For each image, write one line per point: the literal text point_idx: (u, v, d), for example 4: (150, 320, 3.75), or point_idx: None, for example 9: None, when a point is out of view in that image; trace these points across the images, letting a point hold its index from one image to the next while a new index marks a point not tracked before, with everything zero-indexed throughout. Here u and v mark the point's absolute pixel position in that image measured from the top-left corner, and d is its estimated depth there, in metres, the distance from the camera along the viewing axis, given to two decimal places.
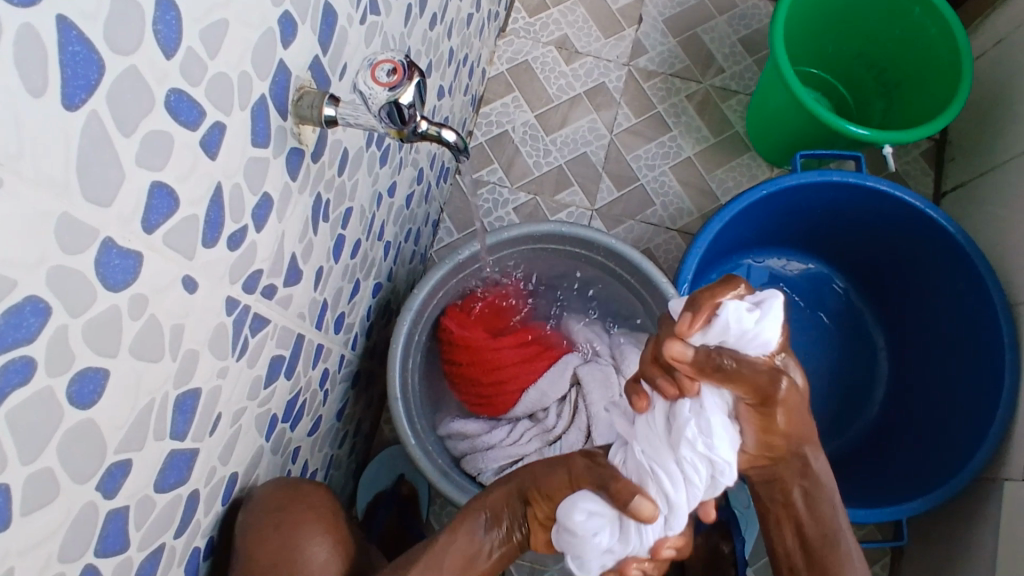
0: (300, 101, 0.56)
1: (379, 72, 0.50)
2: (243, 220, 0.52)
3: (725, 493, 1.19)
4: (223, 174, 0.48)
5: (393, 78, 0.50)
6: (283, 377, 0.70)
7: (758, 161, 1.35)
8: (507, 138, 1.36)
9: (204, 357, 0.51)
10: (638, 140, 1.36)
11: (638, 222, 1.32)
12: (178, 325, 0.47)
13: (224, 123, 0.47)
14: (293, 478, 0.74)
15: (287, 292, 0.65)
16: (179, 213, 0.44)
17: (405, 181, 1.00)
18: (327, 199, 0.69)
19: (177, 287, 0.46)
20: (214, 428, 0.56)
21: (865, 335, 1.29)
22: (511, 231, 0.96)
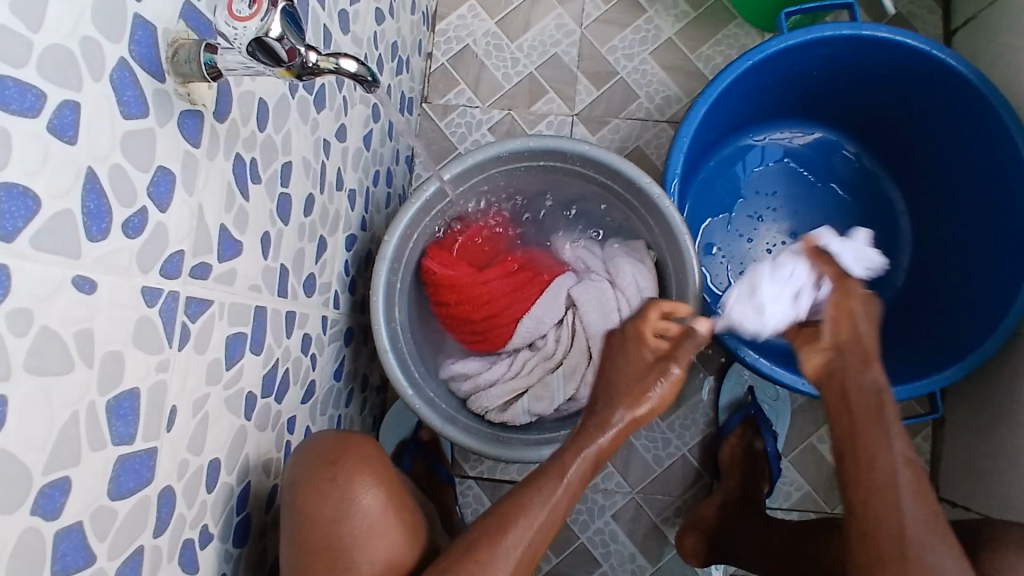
0: (176, 56, 0.49)
1: (236, 6, 0.44)
2: (138, 203, 0.47)
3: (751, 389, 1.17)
4: (94, 158, 0.43)
5: (254, 7, 0.44)
6: (250, 354, 0.66)
7: (746, 28, 1.23)
8: (470, 53, 1.25)
9: (133, 355, 0.48)
10: (612, 29, 1.24)
11: (623, 120, 1.23)
12: (84, 330, 0.43)
13: (78, 101, 0.41)
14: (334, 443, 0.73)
15: (227, 267, 0.60)
16: (46, 211, 0.39)
17: (358, 122, 0.93)
18: (252, 159, 0.63)
19: (68, 290, 0.41)
20: (172, 423, 0.54)
21: (883, 201, 1.20)
22: (477, 156, 0.89)
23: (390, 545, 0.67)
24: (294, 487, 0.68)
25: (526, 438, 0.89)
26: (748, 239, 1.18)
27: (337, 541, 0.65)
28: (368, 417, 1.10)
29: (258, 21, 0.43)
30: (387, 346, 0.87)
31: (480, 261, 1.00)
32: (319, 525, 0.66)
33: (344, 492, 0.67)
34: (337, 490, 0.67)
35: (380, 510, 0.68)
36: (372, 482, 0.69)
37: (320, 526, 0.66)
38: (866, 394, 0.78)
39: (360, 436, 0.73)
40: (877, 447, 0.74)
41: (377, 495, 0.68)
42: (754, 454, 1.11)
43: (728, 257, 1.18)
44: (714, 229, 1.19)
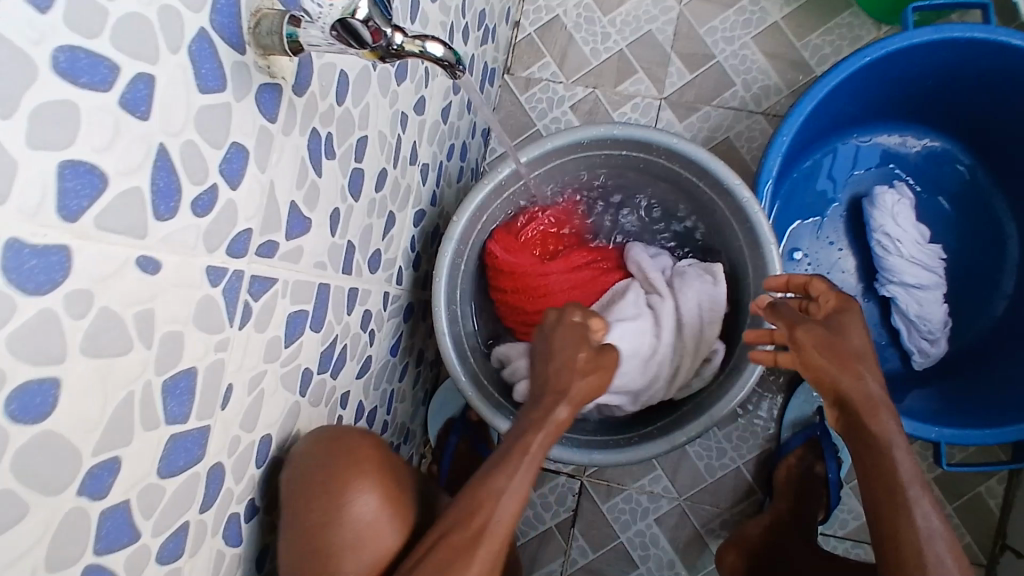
0: (258, 28, 0.46)
1: None
2: (210, 180, 0.45)
3: (819, 408, 1.09)
4: (166, 134, 0.41)
5: None
6: (310, 331, 0.65)
7: (862, 18, 1.12)
8: (558, 24, 1.19)
9: (192, 335, 0.47)
10: (713, 9, 1.16)
11: (715, 108, 1.15)
12: (145, 311, 0.42)
13: (152, 74, 0.39)
14: (326, 429, 0.68)
15: (294, 245, 0.59)
16: (113, 190, 0.38)
17: (436, 94, 0.89)
18: (327, 134, 0.61)
19: (131, 270, 0.40)
20: (227, 400, 0.53)
21: (994, 221, 1.07)
22: (555, 140, 0.84)
23: (377, 551, 0.65)
24: (286, 483, 0.62)
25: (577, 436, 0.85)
26: (838, 248, 1.10)
27: (328, 545, 0.62)
28: (420, 391, 1.10)
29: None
30: (445, 330, 0.84)
31: (548, 250, 0.97)
32: (305, 533, 0.62)
33: (340, 494, 0.64)
34: (332, 491, 0.64)
35: (367, 514, 0.65)
36: (372, 484, 0.66)
37: (311, 529, 0.62)
38: (882, 454, 0.69)
39: (342, 430, 0.68)
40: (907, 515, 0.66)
41: (376, 499, 0.65)
42: (812, 478, 1.05)
43: (814, 264, 1.11)
44: (802, 232, 1.11)
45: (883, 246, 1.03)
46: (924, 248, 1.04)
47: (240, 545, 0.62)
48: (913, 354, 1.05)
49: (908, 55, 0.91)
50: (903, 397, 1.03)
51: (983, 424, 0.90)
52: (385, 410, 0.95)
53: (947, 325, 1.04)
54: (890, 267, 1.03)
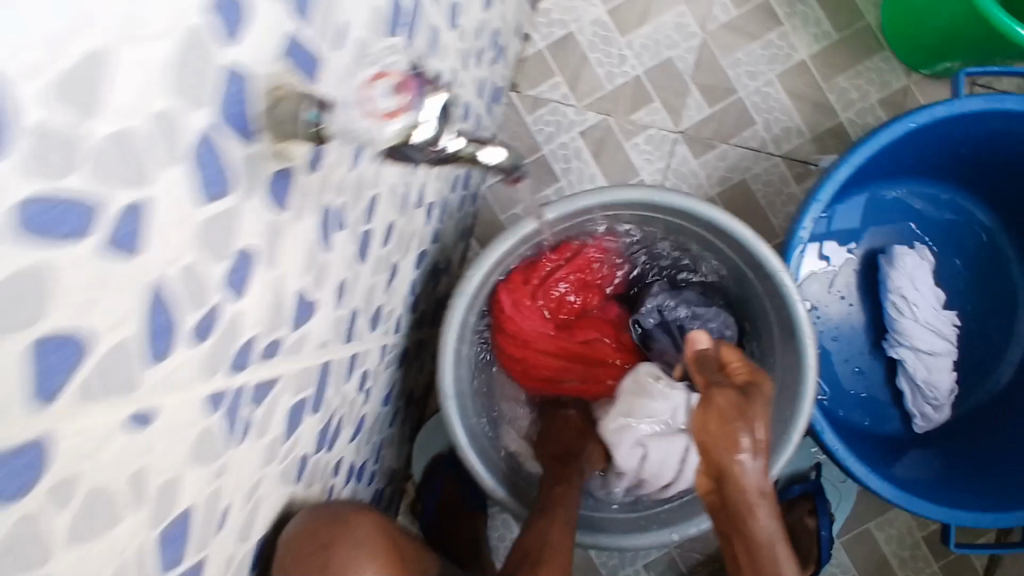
0: (275, 111, 0.38)
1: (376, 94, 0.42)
2: (211, 300, 0.38)
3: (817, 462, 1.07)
4: (165, 266, 0.33)
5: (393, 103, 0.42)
6: (309, 417, 0.59)
7: (893, 63, 1.07)
8: (573, 41, 1.11)
9: (188, 475, 0.40)
10: (738, 40, 1.09)
11: (733, 146, 1.09)
12: (140, 470, 0.36)
13: (151, 199, 0.30)
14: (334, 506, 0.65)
15: (299, 334, 0.52)
16: (101, 350, 0.30)
17: (447, 127, 0.81)
18: (343, 203, 0.53)
19: (123, 432, 0.33)
20: (224, 520, 0.48)
21: (1010, 285, 1.05)
22: (589, 199, 0.78)
23: None
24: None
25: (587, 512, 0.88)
26: (849, 303, 1.07)
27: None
28: (408, 429, 1.04)
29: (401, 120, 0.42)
30: (451, 391, 0.78)
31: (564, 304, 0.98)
32: None
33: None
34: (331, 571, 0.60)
35: None
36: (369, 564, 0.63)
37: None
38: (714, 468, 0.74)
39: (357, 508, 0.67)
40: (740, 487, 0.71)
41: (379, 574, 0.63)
42: (802, 530, 1.04)
43: (824, 318, 1.07)
44: (812, 284, 1.07)
45: (899, 308, 1.00)
46: (939, 315, 1.01)
47: None
48: (914, 417, 1.03)
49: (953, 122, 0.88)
50: (898, 461, 1.02)
51: (984, 506, 0.89)
52: (375, 460, 0.89)
53: (952, 392, 1.02)
54: (903, 331, 1.00)
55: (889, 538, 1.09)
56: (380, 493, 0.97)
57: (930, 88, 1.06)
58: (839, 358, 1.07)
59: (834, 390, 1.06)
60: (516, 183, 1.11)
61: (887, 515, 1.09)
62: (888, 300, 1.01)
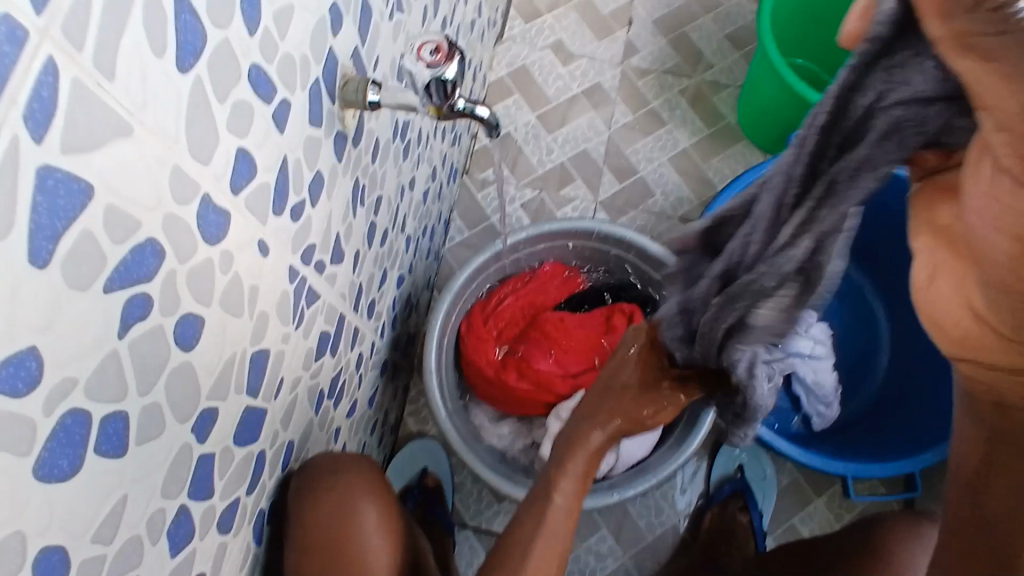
0: (346, 87, 0.60)
1: (423, 53, 0.56)
2: (302, 194, 0.56)
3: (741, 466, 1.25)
4: (289, 148, 0.52)
5: (435, 58, 0.56)
6: (329, 355, 0.74)
7: (749, 149, 1.42)
8: (511, 138, 1.41)
9: (274, 320, 0.55)
10: (636, 135, 1.42)
11: (641, 212, 1.38)
12: (254, 284, 0.50)
13: (290, 101, 0.51)
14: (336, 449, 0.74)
15: (333, 271, 0.69)
16: (256, 179, 0.48)
17: (422, 177, 1.05)
18: (364, 184, 0.74)
19: (253, 248, 0.49)
20: (278, 391, 0.60)
21: (864, 306, 1.34)
22: (546, 226, 1.04)
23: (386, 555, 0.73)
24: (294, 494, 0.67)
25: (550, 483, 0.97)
26: None
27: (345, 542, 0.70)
28: (383, 453, 1.14)
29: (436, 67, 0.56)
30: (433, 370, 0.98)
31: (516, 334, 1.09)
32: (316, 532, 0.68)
33: (350, 500, 0.71)
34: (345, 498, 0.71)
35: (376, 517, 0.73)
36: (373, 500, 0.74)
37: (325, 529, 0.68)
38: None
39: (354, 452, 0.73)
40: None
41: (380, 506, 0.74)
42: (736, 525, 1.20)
43: None
44: None
45: None
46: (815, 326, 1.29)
47: (258, 547, 0.65)
48: (812, 417, 1.27)
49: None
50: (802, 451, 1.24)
51: (865, 460, 1.11)
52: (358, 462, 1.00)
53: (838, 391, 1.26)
54: None
55: (813, 530, 1.23)
56: None
57: None
58: None
59: None
60: (470, 246, 1.35)
61: (808, 509, 1.24)
62: None
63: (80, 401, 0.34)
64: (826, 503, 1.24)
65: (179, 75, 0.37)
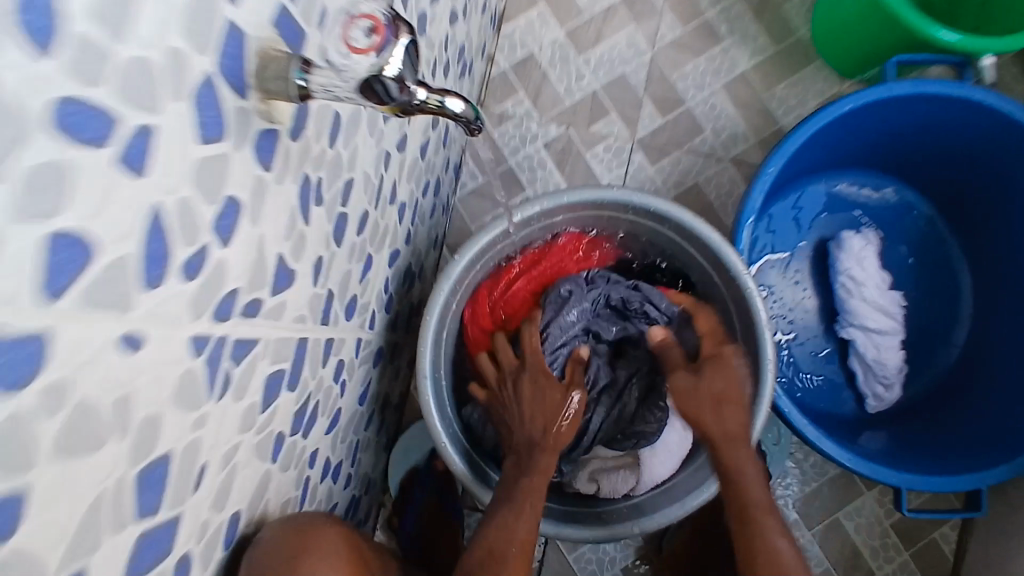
0: (265, 71, 0.41)
1: (354, 31, 0.44)
2: (201, 240, 0.40)
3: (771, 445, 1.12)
4: (160, 192, 0.35)
5: (374, 39, 0.44)
6: (286, 391, 0.60)
7: (823, 74, 1.16)
8: (533, 61, 1.18)
9: (173, 415, 0.41)
10: (685, 55, 1.17)
11: (686, 153, 1.16)
12: (128, 394, 0.36)
13: (152, 126, 0.33)
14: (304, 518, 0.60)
15: (278, 300, 0.54)
16: (99, 260, 0.32)
17: (416, 131, 0.86)
18: (318, 179, 0.56)
19: (113, 351, 0.34)
20: (200, 481, 0.46)
21: (947, 269, 1.12)
22: (566, 196, 0.84)
23: None
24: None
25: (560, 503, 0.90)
26: (803, 288, 1.13)
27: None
28: (383, 437, 1.04)
29: (372, 58, 0.44)
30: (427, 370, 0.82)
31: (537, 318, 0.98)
32: None
33: None
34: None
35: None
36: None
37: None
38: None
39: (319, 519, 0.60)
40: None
41: None
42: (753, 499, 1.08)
43: (779, 302, 1.13)
44: (769, 273, 1.13)
45: (847, 289, 1.07)
46: (885, 295, 1.07)
47: None
48: (868, 398, 1.09)
49: (882, 108, 0.96)
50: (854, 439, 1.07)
51: (931, 470, 0.93)
52: (351, 462, 0.90)
53: (902, 372, 1.08)
54: (852, 310, 1.06)
55: (858, 527, 1.11)
56: (354, 500, 0.96)
57: None
58: (796, 341, 1.13)
59: (793, 372, 1.12)
60: (484, 195, 1.16)
61: (856, 503, 1.11)
62: (838, 281, 1.08)
63: None
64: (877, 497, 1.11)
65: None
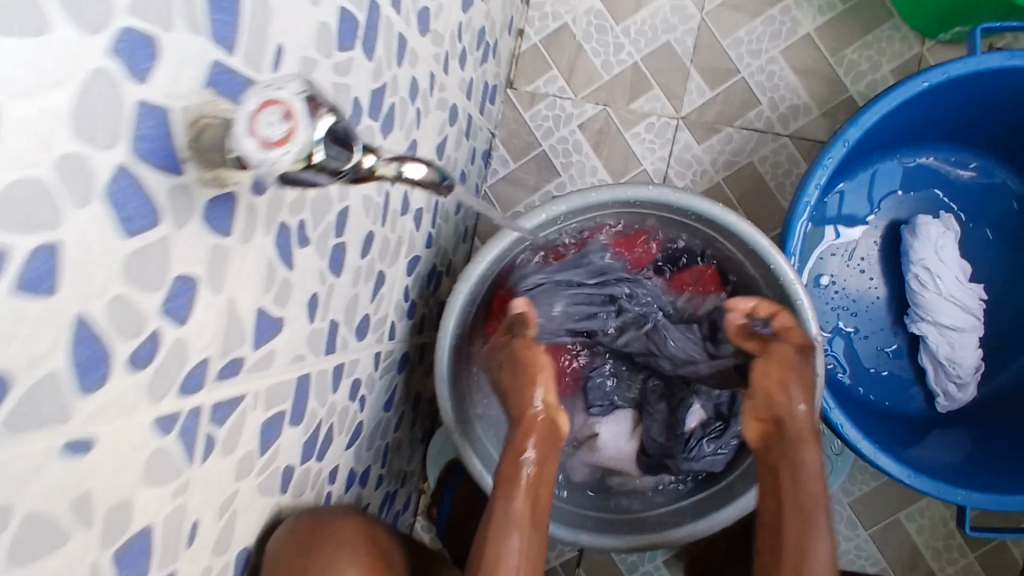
0: (199, 141, 0.38)
1: (265, 123, 0.33)
2: (150, 327, 0.39)
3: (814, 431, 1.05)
4: (85, 300, 0.34)
5: (286, 129, 0.34)
6: (289, 429, 0.60)
7: (903, 30, 1.02)
8: (568, 33, 1.09)
9: (143, 495, 0.42)
10: (738, 17, 1.05)
11: (738, 129, 1.05)
12: (79, 496, 0.36)
13: (58, 242, 0.31)
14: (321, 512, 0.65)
15: (265, 351, 0.53)
16: (17, 389, 0.31)
17: (429, 131, 0.81)
18: (300, 222, 0.54)
19: (54, 462, 0.34)
20: (194, 537, 0.49)
21: None
22: (600, 192, 0.76)
23: None
24: None
25: (582, 496, 0.90)
26: (871, 277, 1.02)
27: None
28: (417, 433, 1.04)
29: (295, 145, 0.34)
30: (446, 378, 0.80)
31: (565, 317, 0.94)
32: None
33: None
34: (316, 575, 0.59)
35: None
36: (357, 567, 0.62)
37: None
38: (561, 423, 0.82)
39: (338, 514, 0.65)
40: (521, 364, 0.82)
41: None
42: None
43: (842, 292, 1.02)
44: (831, 261, 1.02)
45: (921, 281, 0.95)
46: (964, 287, 0.96)
47: None
48: (937, 397, 0.99)
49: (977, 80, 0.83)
50: (920, 441, 0.98)
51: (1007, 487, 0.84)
52: (380, 465, 0.91)
53: (977, 370, 0.97)
54: (924, 304, 0.96)
55: (920, 528, 1.04)
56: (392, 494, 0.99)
57: (945, 54, 1.01)
58: (859, 335, 1.03)
59: (855, 367, 1.02)
60: (517, 181, 1.10)
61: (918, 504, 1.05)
62: (911, 272, 0.96)
63: None
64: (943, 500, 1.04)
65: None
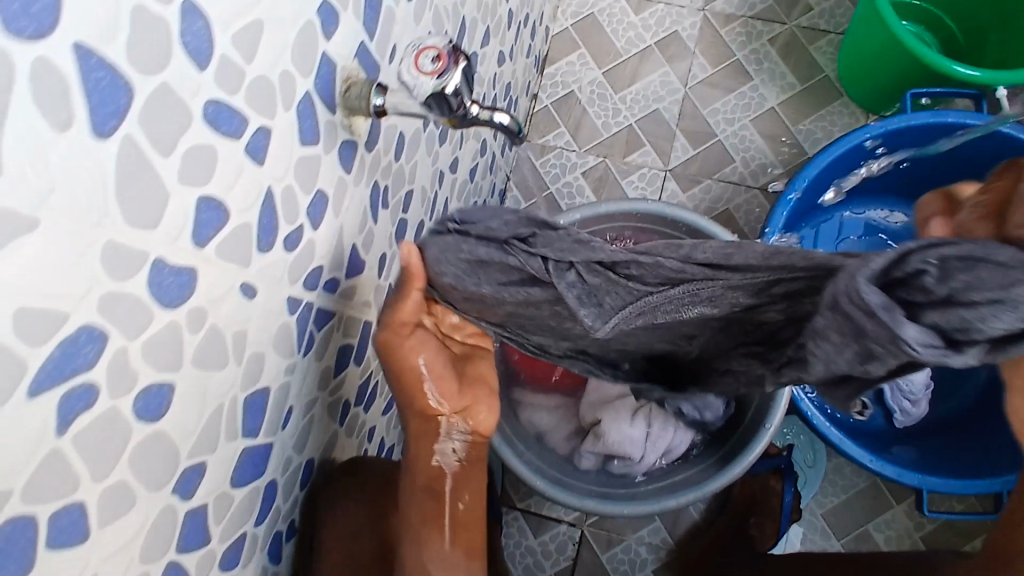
0: (348, 93, 0.53)
1: (422, 60, 0.51)
2: (299, 220, 0.52)
3: (789, 446, 1.18)
4: (274, 178, 0.47)
5: (438, 65, 0.50)
6: (354, 365, 0.71)
7: (850, 108, 1.24)
8: (574, 99, 1.30)
9: (270, 358, 0.53)
10: (715, 92, 1.27)
11: (716, 182, 1.25)
12: (240, 330, 0.47)
13: (269, 127, 0.45)
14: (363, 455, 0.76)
15: (351, 283, 0.65)
16: (231, 223, 0.43)
17: (467, 155, 0.97)
18: (385, 187, 0.68)
19: (234, 294, 0.46)
20: (287, 421, 0.59)
21: None
22: (607, 205, 0.94)
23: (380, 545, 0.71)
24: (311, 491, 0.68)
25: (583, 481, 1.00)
26: None
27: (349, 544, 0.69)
28: None
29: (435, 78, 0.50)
30: None
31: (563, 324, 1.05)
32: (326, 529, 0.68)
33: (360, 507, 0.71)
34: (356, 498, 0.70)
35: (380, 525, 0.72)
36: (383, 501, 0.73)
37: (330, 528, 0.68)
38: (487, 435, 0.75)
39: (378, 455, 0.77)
40: (414, 376, 0.69)
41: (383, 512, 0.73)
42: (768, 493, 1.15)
43: None
44: None
45: None
46: None
47: (278, 565, 0.66)
48: (895, 413, 1.12)
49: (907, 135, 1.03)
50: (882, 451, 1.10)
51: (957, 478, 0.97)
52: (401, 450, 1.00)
53: (928, 388, 1.11)
54: None
55: (888, 539, 1.14)
56: None
57: None
58: None
59: None
60: None
61: (885, 516, 1.15)
62: None
63: (17, 509, 0.33)
64: (906, 512, 1.15)
65: (22, 46, 0.27)
